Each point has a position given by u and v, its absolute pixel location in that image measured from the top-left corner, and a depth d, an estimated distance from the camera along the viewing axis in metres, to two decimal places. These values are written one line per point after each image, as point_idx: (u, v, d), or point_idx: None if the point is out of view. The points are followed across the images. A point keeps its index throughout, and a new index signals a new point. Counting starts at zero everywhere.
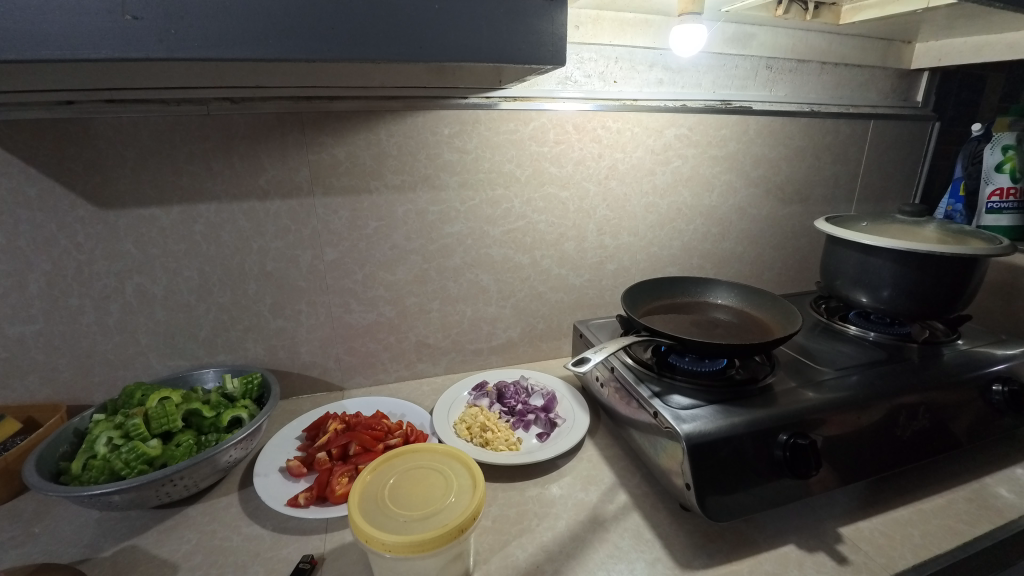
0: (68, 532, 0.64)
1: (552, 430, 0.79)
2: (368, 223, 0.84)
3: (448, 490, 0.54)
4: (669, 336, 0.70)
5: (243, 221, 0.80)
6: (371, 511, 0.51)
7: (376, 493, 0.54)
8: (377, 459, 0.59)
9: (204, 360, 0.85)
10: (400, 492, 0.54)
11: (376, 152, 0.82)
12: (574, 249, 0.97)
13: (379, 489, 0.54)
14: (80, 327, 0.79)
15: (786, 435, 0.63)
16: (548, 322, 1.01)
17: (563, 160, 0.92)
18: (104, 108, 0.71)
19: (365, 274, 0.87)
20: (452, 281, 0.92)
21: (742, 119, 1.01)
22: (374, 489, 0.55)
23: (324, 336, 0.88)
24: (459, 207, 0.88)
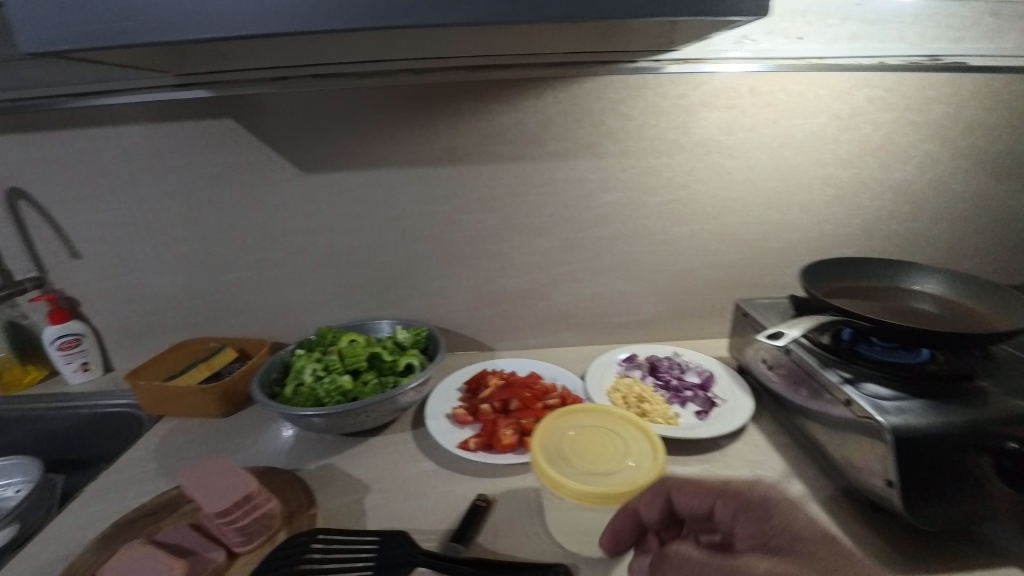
0: (279, 446, 0.75)
1: (712, 409, 0.76)
2: (529, 190, 0.86)
3: (624, 451, 0.54)
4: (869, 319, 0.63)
5: (417, 185, 0.86)
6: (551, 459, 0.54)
7: (555, 442, 0.56)
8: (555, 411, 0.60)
9: (376, 312, 0.94)
10: (579, 446, 0.55)
11: (542, 119, 0.83)
12: (736, 223, 0.91)
13: (558, 439, 0.56)
14: (282, 276, 0.92)
15: (1016, 444, 0.55)
16: (700, 300, 0.96)
17: (732, 127, 0.85)
18: (312, 81, 0.80)
19: (522, 240, 0.89)
20: (605, 252, 0.91)
21: (954, 78, 0.86)
22: (553, 438, 0.57)
23: (479, 298, 0.93)
24: (618, 176, 0.86)
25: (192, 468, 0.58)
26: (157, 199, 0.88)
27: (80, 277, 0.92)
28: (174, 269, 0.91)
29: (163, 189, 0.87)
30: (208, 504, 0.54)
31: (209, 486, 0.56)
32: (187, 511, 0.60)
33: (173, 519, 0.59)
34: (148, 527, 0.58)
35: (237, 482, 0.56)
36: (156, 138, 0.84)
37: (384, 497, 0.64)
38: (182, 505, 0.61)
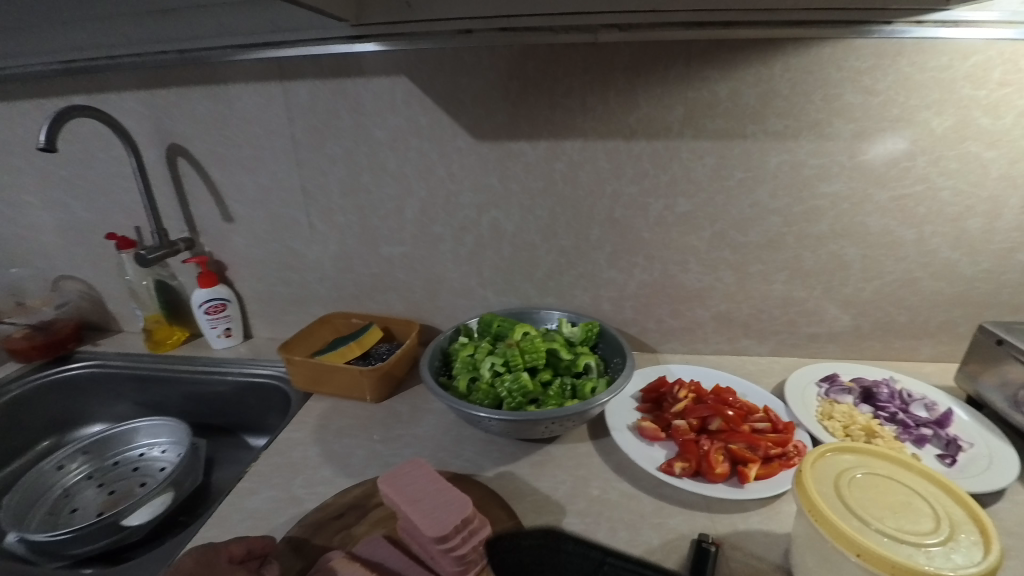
0: (447, 443, 0.68)
1: (959, 454, 0.63)
2: (733, 173, 0.74)
3: (933, 513, 0.43)
4: None
5: (603, 161, 0.75)
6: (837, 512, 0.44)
7: (834, 488, 0.46)
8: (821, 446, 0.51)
9: (533, 300, 0.86)
10: (867, 498, 0.45)
11: (763, 90, 0.70)
12: (979, 228, 0.75)
13: (834, 484, 0.47)
14: (437, 254, 0.84)
15: None
16: (913, 316, 0.81)
17: (1002, 109, 0.69)
18: (502, 37, 0.71)
19: (714, 231, 0.77)
20: (810, 252, 0.78)
21: None
22: (827, 482, 0.47)
23: (653, 294, 0.82)
24: (845, 163, 0.73)
25: (395, 477, 0.54)
26: (317, 162, 0.82)
27: (232, 240, 0.89)
28: (326, 238, 0.86)
29: (324, 152, 0.81)
30: (427, 523, 0.49)
31: (419, 500, 0.51)
32: (376, 518, 0.56)
33: (365, 526, 0.55)
34: (340, 532, 0.54)
35: (449, 499, 0.51)
36: (325, 96, 0.78)
37: (587, 523, 0.55)
38: (370, 509, 0.57)
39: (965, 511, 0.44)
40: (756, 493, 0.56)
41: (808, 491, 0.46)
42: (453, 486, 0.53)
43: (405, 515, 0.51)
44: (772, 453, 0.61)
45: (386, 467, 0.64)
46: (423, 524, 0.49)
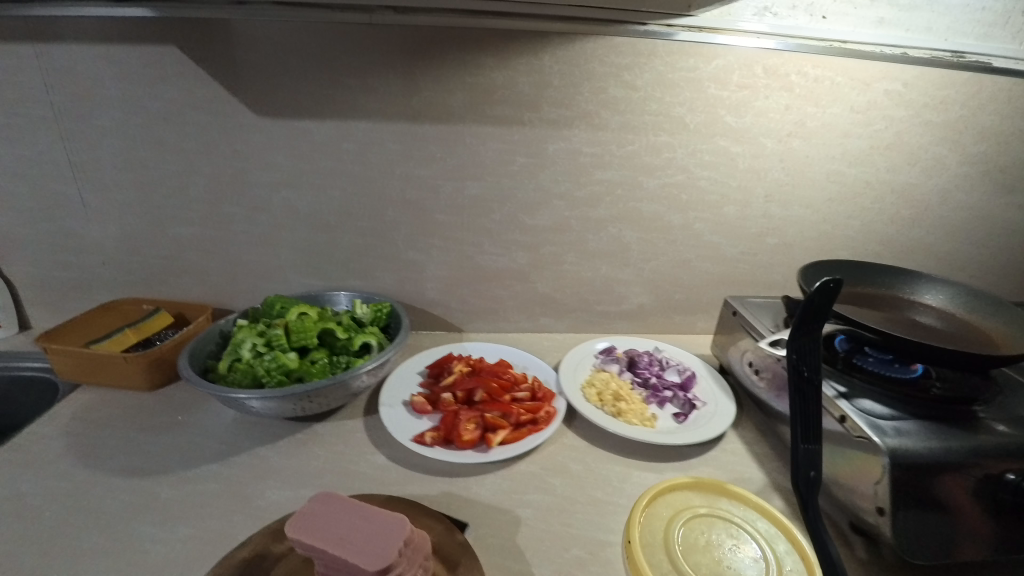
0: (213, 429, 0.67)
1: (691, 412, 0.72)
2: (516, 159, 0.78)
3: None
4: (872, 330, 0.59)
5: (391, 144, 0.76)
6: None
7: None
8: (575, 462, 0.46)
9: (336, 283, 0.86)
10: None
11: (538, 80, 0.74)
12: (734, 215, 0.85)
13: None
14: (229, 236, 0.81)
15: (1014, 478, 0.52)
16: (688, 294, 0.91)
17: (743, 109, 0.78)
18: (276, 12, 0.68)
19: (504, 214, 0.82)
20: (593, 235, 0.84)
21: (974, 78, 0.81)
22: None
23: (453, 275, 0.86)
24: (615, 152, 0.79)
25: (305, 522, 0.45)
26: (84, 134, 0.75)
27: None
28: (105, 218, 0.80)
29: (91, 123, 0.75)
30: (363, 558, 0.43)
31: (348, 536, 0.44)
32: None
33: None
34: None
35: (385, 526, 0.46)
36: (83, 60, 0.71)
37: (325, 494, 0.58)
38: (272, 568, 0.49)
39: None
40: (495, 455, 0.61)
41: None
42: (384, 510, 0.48)
43: (328, 558, 0.44)
44: (522, 419, 0.67)
45: (139, 455, 0.63)
46: (358, 560, 0.42)
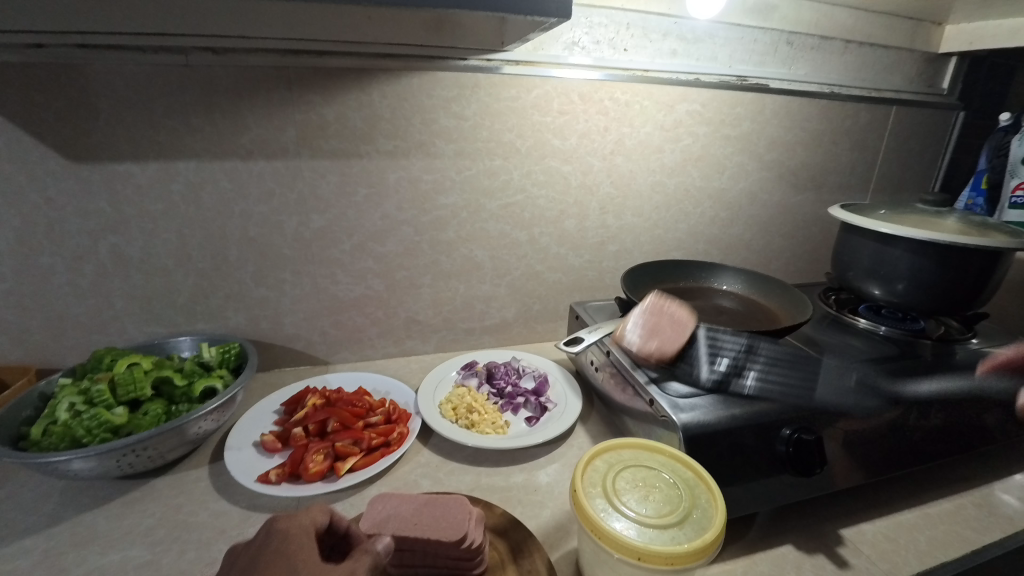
0: (29, 501, 0.62)
1: (543, 414, 0.75)
2: (358, 189, 0.81)
3: (639, 474, 0.51)
4: None
5: (224, 182, 0.76)
6: (657, 515, 0.46)
7: (601, 490, 0.49)
8: (599, 449, 0.54)
9: (183, 328, 0.83)
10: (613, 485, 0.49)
11: (369, 114, 0.77)
12: (575, 227, 0.93)
13: (611, 487, 0.49)
14: (52, 289, 0.76)
15: (789, 430, 0.59)
16: (544, 304, 0.97)
17: (566, 132, 0.86)
18: (77, 53, 0.66)
19: (354, 243, 0.83)
20: (445, 257, 0.88)
21: (758, 98, 0.95)
22: (605, 488, 0.49)
23: (309, 307, 0.86)
24: (454, 177, 0.83)
25: (375, 516, 0.47)
26: None
27: None
28: None
29: None
30: (438, 534, 0.45)
31: (416, 517, 0.47)
32: None
33: None
34: None
35: (443, 505, 0.49)
36: None
37: (154, 551, 0.55)
38: None
39: (659, 458, 0.53)
40: (345, 483, 0.61)
41: (690, 509, 0.47)
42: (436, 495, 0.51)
43: (406, 545, 0.46)
44: (374, 444, 0.67)
45: None
46: (435, 535, 0.45)
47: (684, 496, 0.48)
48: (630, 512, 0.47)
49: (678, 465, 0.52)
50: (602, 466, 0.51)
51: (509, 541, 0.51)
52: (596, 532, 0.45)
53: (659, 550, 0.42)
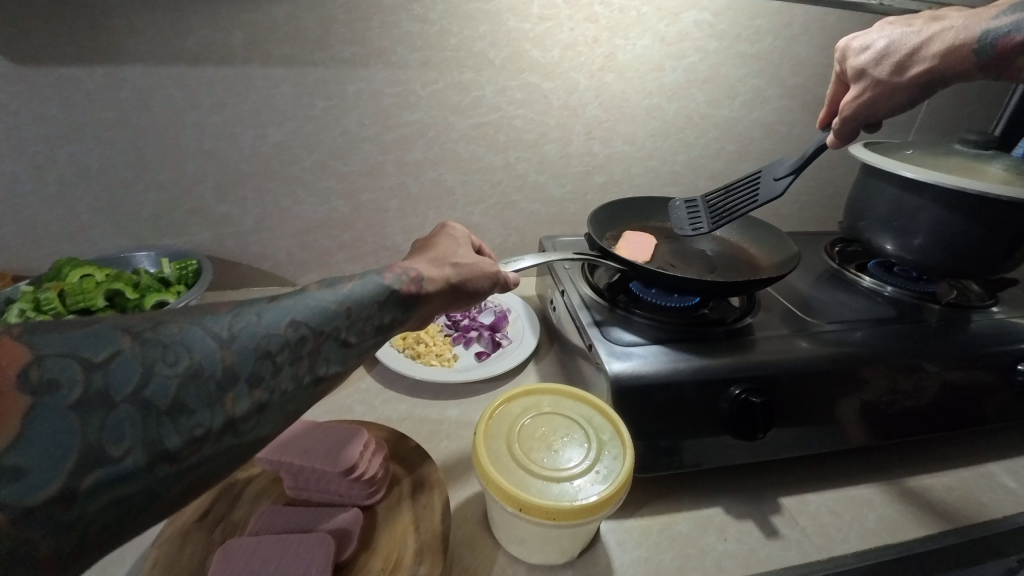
0: None
1: (495, 350, 0.72)
2: (315, 102, 0.75)
3: (550, 422, 0.47)
4: (625, 260, 0.60)
5: (174, 90, 0.72)
6: (553, 465, 0.43)
7: (504, 434, 0.46)
8: (514, 392, 0.50)
9: (150, 242, 0.82)
10: (518, 430, 0.46)
11: (321, 15, 0.70)
12: (556, 153, 0.84)
13: (514, 431, 0.46)
14: (17, 196, 0.76)
15: (739, 390, 0.53)
16: (522, 237, 0.91)
17: (547, 42, 0.76)
18: None
19: (314, 161, 0.79)
20: (412, 180, 0.82)
21: (786, 7, 0.80)
22: (508, 433, 0.46)
23: (273, 227, 0.84)
24: (420, 92, 0.76)
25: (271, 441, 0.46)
26: None
27: None
28: None
29: None
30: (327, 463, 0.44)
31: (310, 446, 0.46)
32: (256, 496, 0.47)
33: (242, 510, 0.46)
34: (218, 525, 0.44)
35: (342, 435, 0.48)
36: None
37: None
38: (242, 493, 0.47)
39: (580, 406, 0.49)
40: None
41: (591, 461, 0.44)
42: (340, 424, 0.50)
43: (298, 470, 0.45)
44: None
45: None
46: (324, 464, 0.44)
47: (591, 448, 0.45)
48: (527, 459, 0.44)
49: (597, 415, 0.48)
50: (512, 410, 0.48)
51: (412, 473, 0.49)
52: (485, 478, 0.43)
53: (541, 503, 0.40)
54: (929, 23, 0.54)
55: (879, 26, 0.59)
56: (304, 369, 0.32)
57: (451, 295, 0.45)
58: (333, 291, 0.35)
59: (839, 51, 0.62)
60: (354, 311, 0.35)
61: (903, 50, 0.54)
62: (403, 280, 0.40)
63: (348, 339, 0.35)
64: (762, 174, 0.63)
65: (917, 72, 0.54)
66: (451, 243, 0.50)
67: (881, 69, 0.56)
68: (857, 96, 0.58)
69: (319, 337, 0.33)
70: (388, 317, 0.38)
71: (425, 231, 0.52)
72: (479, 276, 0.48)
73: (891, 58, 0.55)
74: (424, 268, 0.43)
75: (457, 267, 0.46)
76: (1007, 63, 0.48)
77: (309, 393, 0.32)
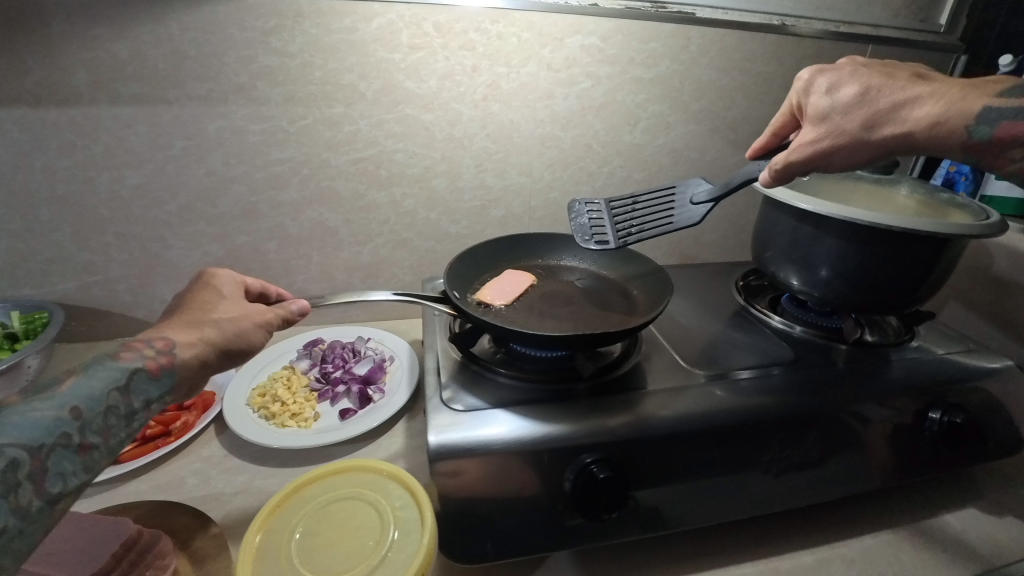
0: None
1: (364, 406, 0.65)
2: (173, 141, 0.70)
3: (348, 511, 0.41)
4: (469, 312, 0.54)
5: (15, 132, 0.67)
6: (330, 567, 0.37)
7: (287, 530, 0.40)
8: (318, 474, 0.44)
9: (7, 293, 0.76)
10: (307, 524, 0.40)
11: (169, 51, 0.65)
12: (445, 188, 0.79)
13: (300, 525, 0.40)
14: None
15: (590, 459, 0.47)
16: (419, 275, 0.86)
17: (421, 72, 0.71)
18: None
19: (180, 204, 0.74)
20: (291, 220, 0.77)
21: (681, 29, 0.75)
22: (292, 527, 0.40)
23: (143, 274, 0.78)
24: (288, 128, 0.71)
25: None
26: None
27: None
28: None
29: None
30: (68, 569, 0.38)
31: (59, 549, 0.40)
32: None
33: None
34: None
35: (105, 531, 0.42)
36: None
37: None
38: None
39: (391, 485, 0.43)
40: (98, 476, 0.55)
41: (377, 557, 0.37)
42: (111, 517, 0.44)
43: None
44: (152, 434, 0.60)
45: None
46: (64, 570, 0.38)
47: (382, 540, 0.38)
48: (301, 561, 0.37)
49: (406, 497, 0.42)
50: (308, 498, 0.42)
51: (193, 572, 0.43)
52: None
53: None
54: (914, 84, 0.46)
55: (853, 69, 0.51)
56: (28, 497, 0.30)
57: (221, 355, 0.44)
58: (43, 403, 0.32)
59: (804, 83, 0.53)
60: (85, 412, 0.34)
61: (881, 103, 0.46)
62: (146, 357, 0.38)
63: (87, 442, 0.33)
64: (677, 189, 0.61)
65: (888, 135, 0.46)
66: (214, 299, 0.48)
67: (849, 118, 0.47)
68: (812, 141, 0.49)
69: (42, 453, 0.31)
70: (137, 403, 0.37)
71: (186, 285, 0.49)
72: (250, 330, 0.47)
73: (865, 105, 0.47)
74: (179, 335, 0.41)
75: (220, 325, 0.45)
76: (1000, 151, 0.41)
77: (47, 516, 0.31)
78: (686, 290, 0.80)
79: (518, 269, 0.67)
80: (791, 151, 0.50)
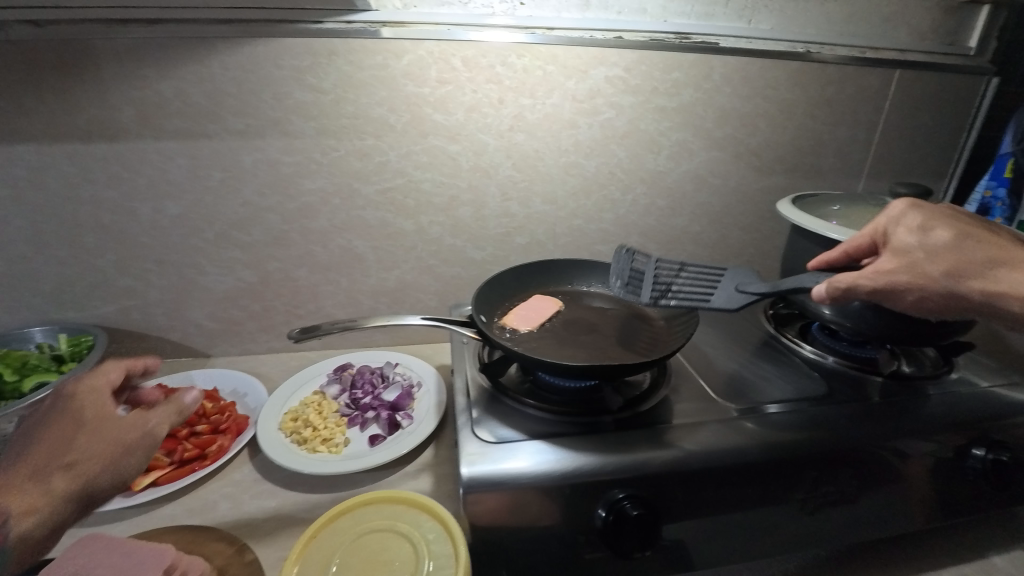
0: None
1: (391, 433, 0.66)
2: (211, 173, 0.73)
3: (382, 541, 0.42)
4: (494, 341, 0.54)
5: (67, 165, 0.71)
6: None
7: (321, 560, 0.40)
8: (353, 502, 0.45)
9: (53, 316, 0.80)
10: (342, 553, 0.41)
11: (210, 89, 0.68)
12: (470, 216, 0.81)
13: (334, 555, 0.41)
14: None
15: (622, 494, 0.47)
16: (443, 300, 0.87)
17: (449, 105, 0.73)
18: None
19: (217, 233, 0.77)
20: (321, 248, 0.80)
21: (703, 59, 0.76)
22: (326, 556, 0.41)
23: (178, 299, 0.81)
24: (320, 159, 0.74)
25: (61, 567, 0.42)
26: None
27: None
28: None
29: None
30: None
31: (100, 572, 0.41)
32: None
33: None
34: None
35: (142, 556, 0.43)
36: None
37: None
38: None
39: (425, 515, 0.44)
40: (135, 499, 0.57)
41: None
42: (147, 542, 0.45)
43: None
44: (188, 457, 0.62)
45: None
46: None
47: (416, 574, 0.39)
48: None
49: (437, 530, 0.43)
50: (343, 527, 0.43)
51: None
52: None
53: None
54: (1006, 248, 0.47)
55: (949, 215, 0.51)
56: None
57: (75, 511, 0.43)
58: None
59: (896, 212, 0.54)
60: None
61: (969, 257, 0.47)
62: None
63: None
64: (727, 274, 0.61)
65: (972, 288, 0.46)
66: (87, 406, 0.48)
67: (935, 262, 0.48)
68: (891, 272, 0.50)
69: None
70: None
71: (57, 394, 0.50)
72: (128, 433, 0.47)
73: (952, 254, 0.47)
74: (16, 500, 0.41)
75: (87, 443, 0.45)
76: None
77: None
78: (711, 318, 0.79)
79: (543, 294, 0.68)
80: (861, 274, 0.50)
